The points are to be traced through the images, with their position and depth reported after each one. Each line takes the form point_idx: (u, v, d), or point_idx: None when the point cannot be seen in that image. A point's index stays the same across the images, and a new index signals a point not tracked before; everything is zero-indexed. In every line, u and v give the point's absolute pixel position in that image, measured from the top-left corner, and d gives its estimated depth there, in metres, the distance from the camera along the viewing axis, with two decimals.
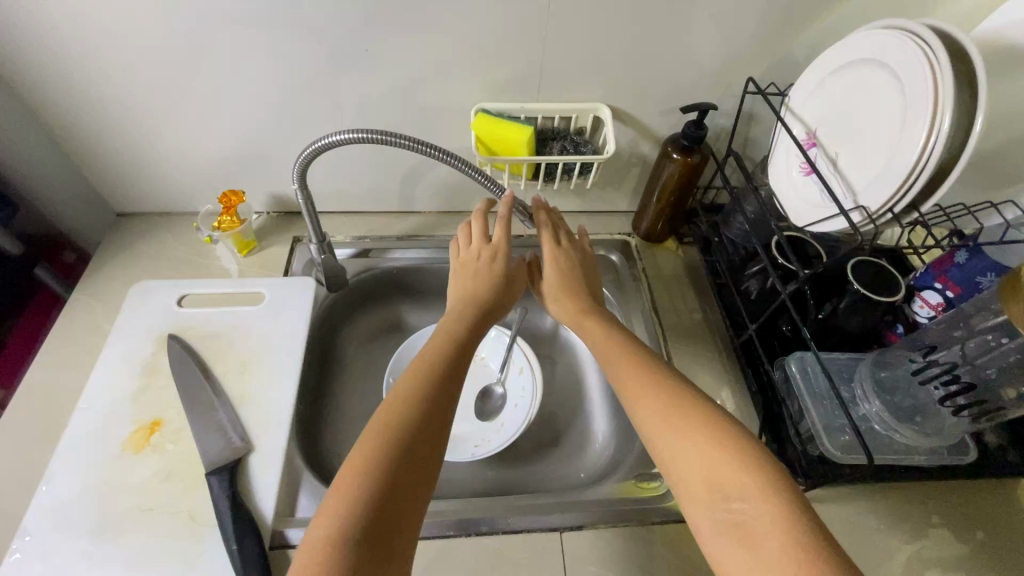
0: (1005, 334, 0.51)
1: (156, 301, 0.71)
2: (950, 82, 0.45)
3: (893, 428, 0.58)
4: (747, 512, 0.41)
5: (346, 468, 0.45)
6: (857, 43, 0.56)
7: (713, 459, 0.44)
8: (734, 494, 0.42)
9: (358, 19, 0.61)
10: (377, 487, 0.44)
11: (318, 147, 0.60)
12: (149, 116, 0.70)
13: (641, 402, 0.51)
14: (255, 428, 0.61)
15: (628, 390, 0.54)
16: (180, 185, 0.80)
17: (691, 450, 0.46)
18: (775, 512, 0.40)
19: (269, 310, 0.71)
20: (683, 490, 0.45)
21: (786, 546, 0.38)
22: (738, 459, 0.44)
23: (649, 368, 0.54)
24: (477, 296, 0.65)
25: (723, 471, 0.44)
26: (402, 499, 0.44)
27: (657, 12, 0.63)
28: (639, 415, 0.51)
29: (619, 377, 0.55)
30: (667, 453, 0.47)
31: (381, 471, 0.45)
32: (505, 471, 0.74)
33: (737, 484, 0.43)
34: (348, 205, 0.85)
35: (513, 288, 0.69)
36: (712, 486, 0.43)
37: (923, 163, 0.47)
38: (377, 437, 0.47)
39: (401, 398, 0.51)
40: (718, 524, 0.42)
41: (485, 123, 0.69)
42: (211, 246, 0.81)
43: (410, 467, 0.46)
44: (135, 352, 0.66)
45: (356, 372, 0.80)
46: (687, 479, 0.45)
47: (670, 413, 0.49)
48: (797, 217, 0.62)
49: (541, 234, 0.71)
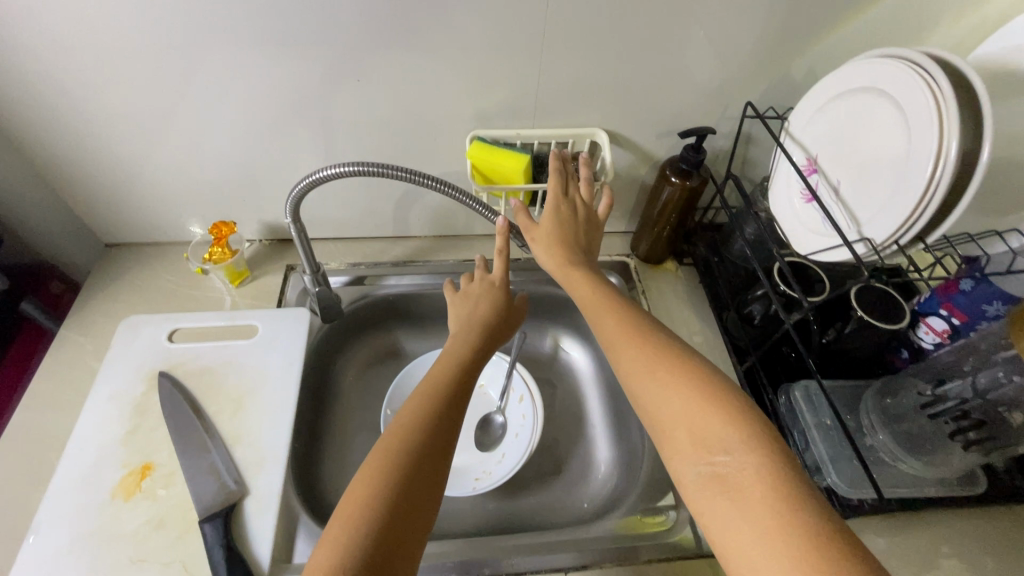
0: (1017, 371, 0.51)
1: (146, 335, 0.69)
2: (954, 108, 0.44)
3: (900, 459, 0.57)
4: (733, 467, 0.41)
5: (347, 500, 0.44)
6: (853, 72, 0.54)
7: (698, 413, 0.44)
8: (717, 448, 0.42)
9: (349, 51, 0.61)
10: (380, 518, 0.43)
11: (311, 181, 0.59)
12: (137, 146, 0.68)
13: (631, 358, 0.51)
14: (250, 470, 0.60)
15: (615, 347, 0.53)
16: (170, 214, 0.79)
17: (679, 405, 0.45)
18: (759, 467, 0.40)
19: (262, 344, 0.70)
20: (667, 446, 0.45)
21: (769, 501, 0.38)
22: (725, 412, 0.44)
23: (636, 324, 0.54)
24: (475, 317, 0.64)
25: (709, 425, 0.43)
26: (400, 526, 0.43)
27: (652, 37, 0.62)
28: (622, 365, 0.51)
29: (607, 334, 0.55)
30: (652, 405, 0.47)
31: (381, 501, 0.43)
32: (505, 504, 0.72)
33: (725, 437, 0.42)
34: (342, 231, 0.83)
35: (518, 305, 0.69)
36: (697, 439, 0.43)
37: (930, 195, 0.46)
38: (375, 471, 0.46)
39: (399, 424, 0.50)
40: (701, 478, 0.41)
41: (480, 152, 0.68)
42: (203, 277, 0.80)
43: (411, 493, 0.45)
44: (126, 392, 0.64)
45: (353, 402, 0.79)
46: (673, 430, 0.45)
47: (655, 365, 0.49)
48: (800, 245, 0.61)
49: (549, 185, 0.66)
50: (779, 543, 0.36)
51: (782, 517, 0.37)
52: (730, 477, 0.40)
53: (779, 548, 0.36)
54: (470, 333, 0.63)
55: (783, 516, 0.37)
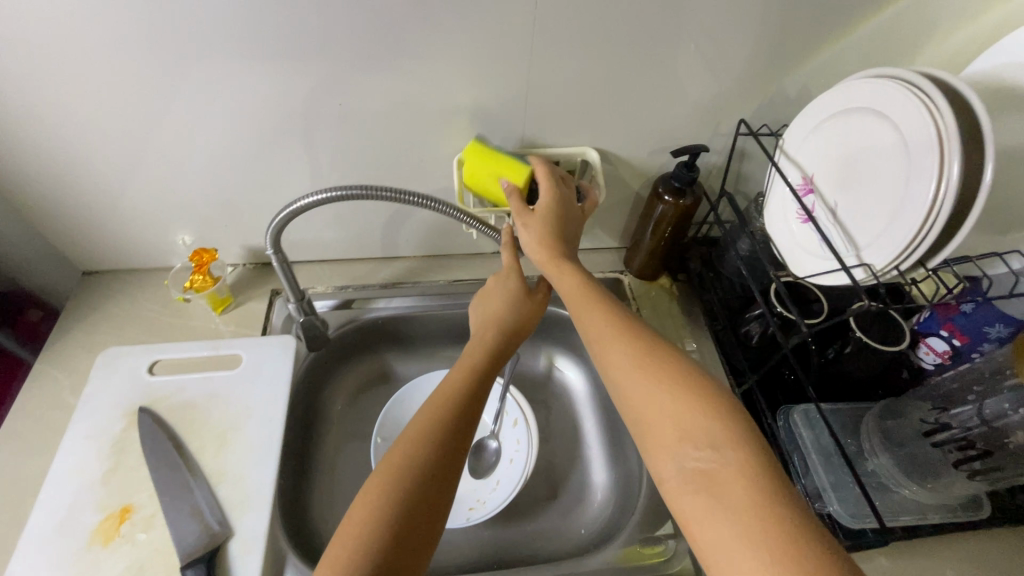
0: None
1: (124, 368, 0.66)
2: (954, 127, 0.43)
3: (902, 484, 0.56)
4: (715, 462, 0.40)
5: (349, 520, 0.43)
6: (849, 90, 0.53)
7: (683, 408, 0.43)
8: (703, 443, 0.41)
9: (330, 74, 0.59)
10: (379, 534, 0.42)
11: (292, 210, 0.57)
12: (114, 172, 0.66)
13: (616, 353, 0.50)
14: (234, 509, 0.58)
15: (600, 342, 0.52)
16: (150, 241, 0.76)
17: (662, 402, 0.45)
18: (744, 464, 0.39)
19: (245, 374, 0.67)
20: (649, 440, 0.44)
21: (754, 497, 0.37)
22: (712, 407, 0.43)
23: (622, 318, 0.53)
24: (494, 317, 0.62)
25: (693, 420, 0.43)
26: (401, 541, 0.42)
27: (640, 55, 0.61)
28: (606, 360, 0.50)
29: (591, 328, 0.53)
30: (635, 399, 0.46)
31: (381, 516, 0.42)
32: (500, 533, 0.71)
33: (712, 432, 0.42)
34: (329, 254, 0.81)
35: (541, 300, 0.65)
36: (681, 433, 0.42)
37: (933, 217, 0.45)
38: (375, 491, 0.44)
39: (404, 442, 0.48)
40: (684, 475, 0.41)
41: (478, 160, 0.64)
42: (185, 304, 0.77)
43: (411, 506, 0.44)
44: (103, 430, 0.61)
45: (342, 430, 0.77)
46: (656, 425, 0.44)
47: (638, 360, 0.48)
48: (797, 267, 0.59)
49: (537, 170, 0.64)
50: (762, 541, 0.36)
51: (766, 514, 0.37)
52: (714, 473, 0.40)
53: (762, 546, 0.35)
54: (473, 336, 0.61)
55: (768, 513, 0.37)
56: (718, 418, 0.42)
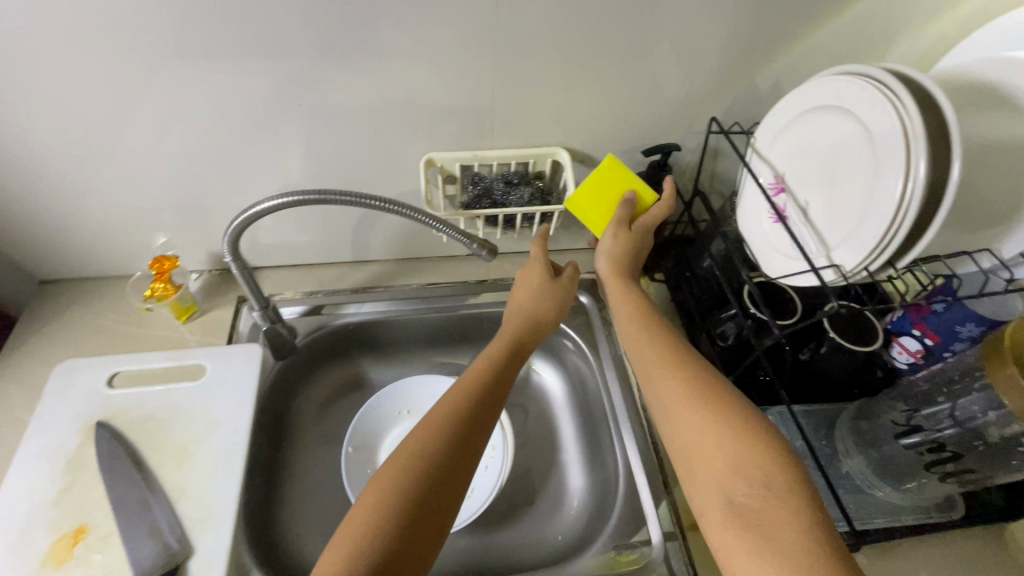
0: (988, 407, 0.47)
1: (81, 382, 0.64)
2: (920, 124, 0.42)
3: (874, 485, 0.57)
4: (764, 500, 0.40)
5: (384, 475, 0.46)
6: (818, 87, 0.52)
7: (740, 445, 0.44)
8: (755, 479, 0.42)
9: (287, 76, 0.57)
10: (411, 489, 0.45)
11: (248, 216, 0.55)
12: (63, 180, 0.63)
13: (666, 386, 0.51)
14: (195, 526, 0.56)
15: (653, 374, 0.53)
16: (109, 250, 0.73)
17: (713, 438, 0.45)
18: (792, 505, 0.40)
19: (208, 385, 0.65)
20: (698, 471, 0.45)
21: (798, 539, 0.38)
22: (766, 444, 0.43)
23: (678, 350, 0.54)
24: (523, 313, 0.64)
25: (749, 458, 0.43)
26: (430, 503, 0.45)
27: (608, 53, 0.59)
28: (663, 389, 0.51)
29: (645, 361, 0.55)
30: (687, 429, 0.47)
31: (417, 476, 0.46)
32: (475, 541, 0.69)
33: (766, 470, 0.42)
34: (298, 259, 0.79)
35: (565, 282, 0.67)
36: (733, 467, 0.43)
37: (902, 216, 0.44)
38: (414, 453, 0.47)
39: (443, 412, 0.52)
40: (730, 509, 0.41)
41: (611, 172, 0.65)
42: (149, 314, 0.75)
43: (443, 474, 0.47)
44: (58, 447, 0.59)
45: (313, 439, 0.75)
46: (707, 455, 0.45)
47: (698, 394, 0.49)
48: (769, 267, 0.58)
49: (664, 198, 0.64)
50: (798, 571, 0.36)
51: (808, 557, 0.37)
52: (759, 510, 0.40)
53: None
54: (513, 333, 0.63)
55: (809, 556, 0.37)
56: (775, 457, 0.43)
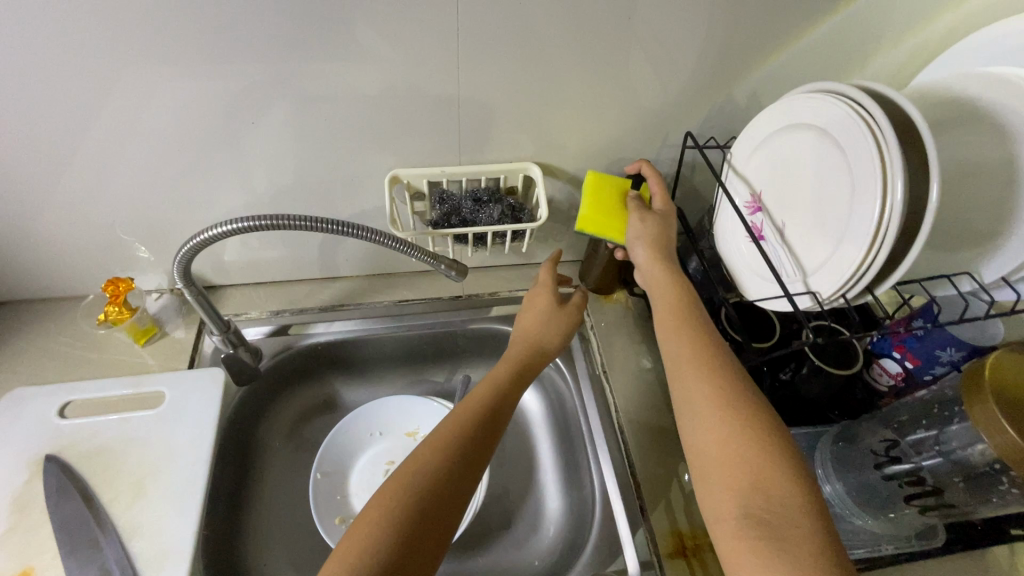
0: (965, 442, 0.48)
1: (31, 412, 0.61)
2: (897, 144, 0.40)
3: (855, 513, 0.54)
4: (779, 514, 0.39)
5: (388, 484, 0.45)
6: (793, 102, 0.50)
7: (759, 456, 0.42)
8: (772, 494, 0.40)
9: (241, 94, 0.54)
10: (416, 499, 0.44)
11: (197, 242, 0.52)
12: (9, 204, 0.60)
13: (691, 384, 0.48)
14: (148, 565, 0.53)
15: (678, 367, 0.50)
16: (64, 272, 0.70)
17: (733, 447, 0.43)
18: (807, 522, 0.38)
19: (165, 413, 0.62)
20: (713, 479, 0.43)
21: (812, 558, 0.37)
22: (787, 460, 0.41)
23: (707, 345, 0.51)
24: (532, 337, 0.62)
25: (768, 470, 0.41)
26: (432, 513, 0.44)
27: (576, 68, 0.57)
28: (683, 387, 0.49)
29: (672, 351, 0.52)
30: (706, 435, 0.45)
31: (424, 484, 0.45)
32: (449, 568, 0.67)
33: (785, 485, 0.40)
34: (264, 276, 0.76)
35: (571, 311, 0.65)
36: (753, 478, 0.41)
37: (878, 244, 0.42)
38: (423, 463, 0.47)
39: (451, 422, 0.51)
40: (744, 521, 0.40)
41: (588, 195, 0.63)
42: (108, 338, 0.72)
43: (449, 485, 0.46)
44: (5, 483, 0.56)
45: (281, 463, 0.72)
46: (725, 464, 0.43)
47: (721, 395, 0.46)
48: (747, 289, 0.56)
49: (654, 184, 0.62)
50: None
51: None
52: (775, 524, 0.39)
53: None
54: (521, 343, 0.62)
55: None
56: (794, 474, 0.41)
